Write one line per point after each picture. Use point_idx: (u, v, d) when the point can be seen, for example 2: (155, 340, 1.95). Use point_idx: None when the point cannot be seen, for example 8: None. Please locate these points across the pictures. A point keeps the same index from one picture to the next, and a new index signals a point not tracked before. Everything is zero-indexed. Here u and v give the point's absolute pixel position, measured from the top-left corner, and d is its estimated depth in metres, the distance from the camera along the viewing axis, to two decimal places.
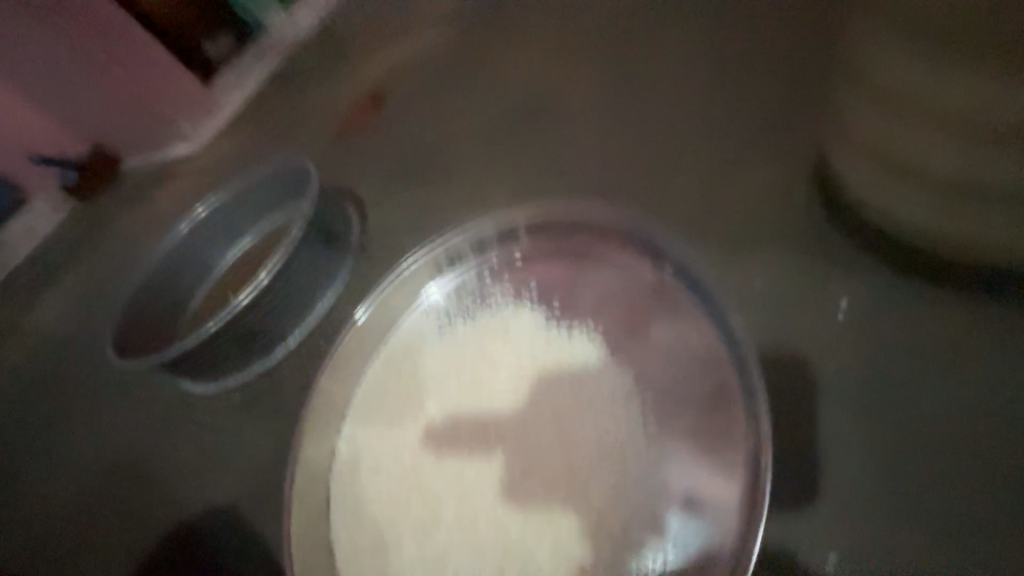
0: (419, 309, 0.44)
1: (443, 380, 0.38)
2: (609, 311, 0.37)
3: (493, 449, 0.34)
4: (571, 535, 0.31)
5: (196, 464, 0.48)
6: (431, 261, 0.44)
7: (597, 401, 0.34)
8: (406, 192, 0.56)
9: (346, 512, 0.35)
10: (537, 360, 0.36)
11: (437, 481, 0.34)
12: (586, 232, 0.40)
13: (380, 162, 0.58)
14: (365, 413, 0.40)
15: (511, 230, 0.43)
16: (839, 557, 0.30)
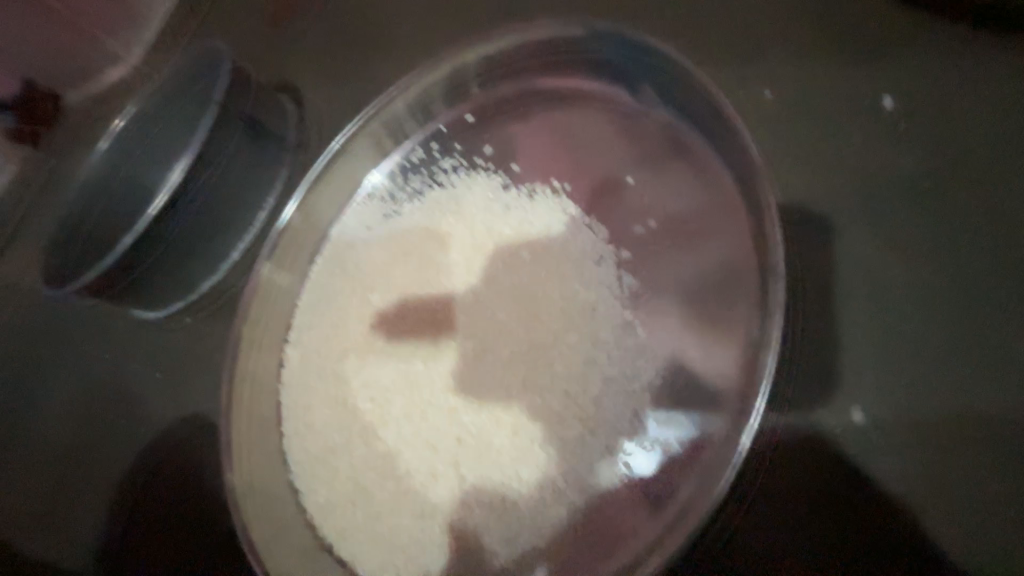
0: (360, 192, 0.36)
1: (388, 273, 0.32)
2: (581, 166, 0.30)
3: (444, 343, 0.29)
4: (542, 427, 0.26)
5: (132, 399, 0.42)
6: (367, 134, 0.35)
7: (567, 276, 0.28)
8: (347, 73, 0.45)
9: (293, 422, 0.31)
10: (496, 237, 0.30)
11: (385, 374, 0.30)
12: (555, 74, 0.32)
13: (313, 38, 0.47)
14: (305, 320, 0.34)
15: (461, 86, 0.34)
16: (866, 411, 0.23)
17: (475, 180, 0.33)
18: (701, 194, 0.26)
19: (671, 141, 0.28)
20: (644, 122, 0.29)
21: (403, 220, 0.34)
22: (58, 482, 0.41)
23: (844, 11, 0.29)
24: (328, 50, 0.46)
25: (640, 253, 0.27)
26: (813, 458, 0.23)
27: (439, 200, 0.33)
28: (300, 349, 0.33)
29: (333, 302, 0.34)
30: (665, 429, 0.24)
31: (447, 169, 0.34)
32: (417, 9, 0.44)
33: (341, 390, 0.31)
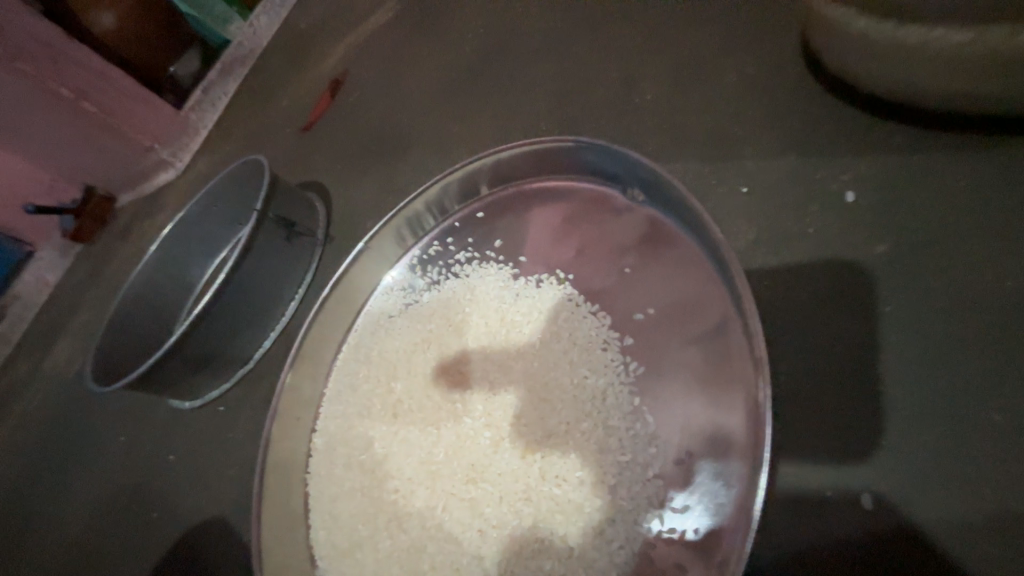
0: (382, 283, 0.39)
1: (411, 361, 0.35)
2: (582, 256, 0.32)
3: (463, 428, 0.30)
4: (561, 512, 0.26)
5: (174, 487, 0.44)
6: (388, 232, 0.39)
7: (575, 358, 0.29)
8: (371, 172, 0.51)
9: (320, 515, 0.32)
10: (508, 324, 0.32)
11: (408, 464, 0.31)
12: (554, 176, 0.35)
13: (341, 145, 0.53)
14: (333, 409, 0.36)
15: (471, 187, 0.38)
16: (873, 493, 0.25)
17: (486, 271, 0.35)
18: (694, 279, 0.28)
19: (663, 231, 0.30)
20: (637, 214, 0.32)
21: (420, 309, 0.37)
22: (107, 568, 0.43)
23: (805, 106, 0.33)
24: (355, 156, 0.52)
25: (642, 336, 0.28)
26: (828, 543, 0.25)
27: (453, 291, 0.36)
28: (326, 438, 0.35)
29: (357, 391, 0.36)
30: (682, 515, 0.24)
31: (460, 261, 0.37)
32: (431, 115, 0.50)
33: (365, 482, 0.32)
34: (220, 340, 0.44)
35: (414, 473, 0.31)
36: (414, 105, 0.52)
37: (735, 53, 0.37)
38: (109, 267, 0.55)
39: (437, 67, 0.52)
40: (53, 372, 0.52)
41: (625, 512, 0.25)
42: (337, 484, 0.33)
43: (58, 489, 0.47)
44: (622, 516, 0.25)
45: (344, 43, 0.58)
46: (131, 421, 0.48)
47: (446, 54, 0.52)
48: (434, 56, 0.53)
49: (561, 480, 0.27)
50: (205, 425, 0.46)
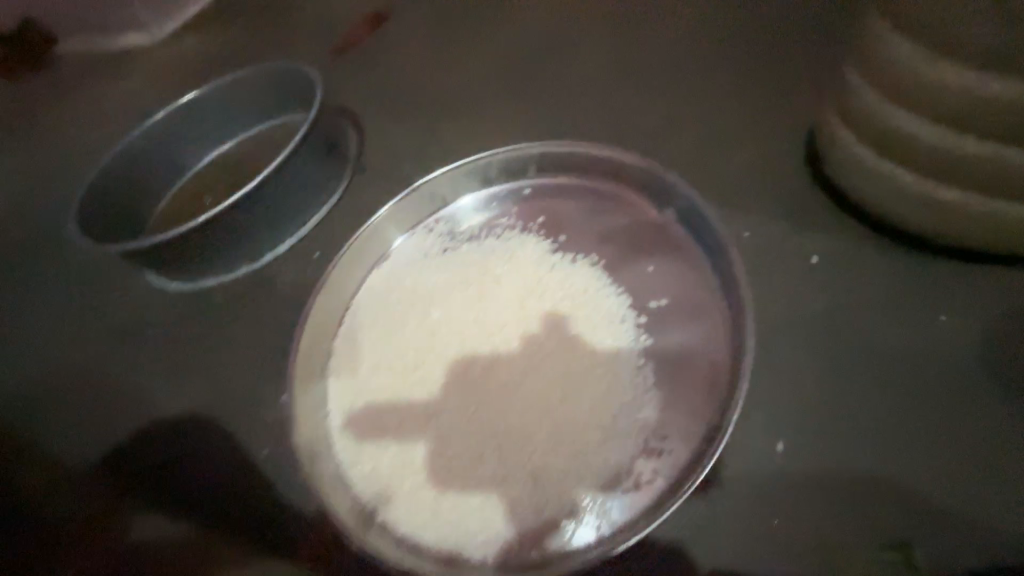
0: (426, 223, 0.45)
1: (447, 298, 0.41)
2: (613, 249, 0.40)
3: (486, 358, 0.37)
4: (562, 438, 0.33)
5: (167, 368, 0.45)
6: (436, 188, 0.45)
7: (592, 324, 0.36)
8: (411, 120, 0.55)
9: (344, 408, 0.37)
10: (541, 286, 0.39)
11: (434, 378, 0.37)
12: (600, 179, 0.42)
13: (383, 84, 0.58)
14: (367, 326, 0.41)
15: (520, 168, 0.44)
16: (786, 445, 0.32)
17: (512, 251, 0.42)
18: (701, 284, 0.36)
19: (681, 243, 0.38)
20: (664, 226, 0.39)
21: (463, 256, 0.43)
22: (100, 434, 0.44)
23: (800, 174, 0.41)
24: (398, 101, 0.57)
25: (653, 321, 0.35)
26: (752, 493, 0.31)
27: (496, 248, 0.42)
28: (355, 340, 0.40)
29: (390, 305, 0.42)
30: (656, 459, 0.31)
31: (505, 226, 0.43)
32: (477, 88, 0.56)
33: (393, 386, 0.37)
34: (245, 227, 0.45)
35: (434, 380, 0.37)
36: (461, 73, 0.57)
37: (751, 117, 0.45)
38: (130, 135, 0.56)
39: (487, 46, 0.59)
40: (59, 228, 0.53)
41: (614, 447, 0.32)
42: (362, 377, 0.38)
43: (48, 348, 0.48)
44: (610, 450, 0.32)
45: None
46: (129, 295, 0.49)
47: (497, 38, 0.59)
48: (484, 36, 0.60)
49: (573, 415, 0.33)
50: (203, 309, 0.47)
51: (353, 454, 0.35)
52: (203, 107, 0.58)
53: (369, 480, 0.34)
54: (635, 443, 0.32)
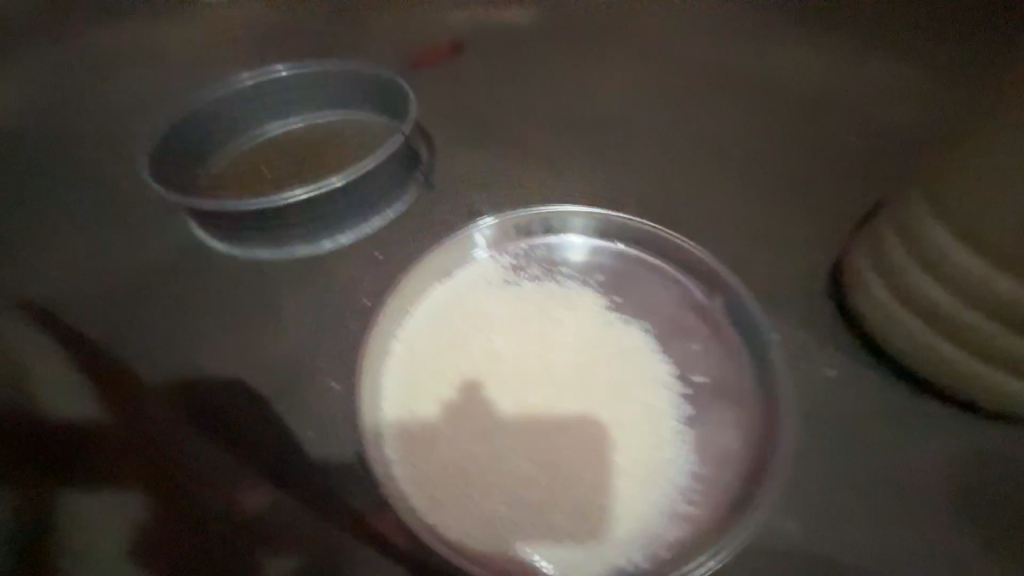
0: (493, 253, 0.49)
1: (509, 330, 0.44)
2: (665, 322, 0.44)
3: (540, 395, 0.41)
4: (602, 482, 0.37)
5: (241, 326, 0.49)
6: (509, 225, 0.49)
7: (640, 387, 0.41)
8: (476, 144, 0.63)
9: (402, 411, 0.40)
10: (598, 340, 0.43)
11: (493, 402, 0.41)
12: (659, 254, 0.47)
13: (456, 111, 0.67)
14: (427, 337, 0.44)
15: (590, 225, 0.48)
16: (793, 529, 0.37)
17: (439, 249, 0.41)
18: (739, 370, 0.41)
19: (727, 329, 0.43)
20: (714, 311, 0.44)
21: (526, 295, 0.46)
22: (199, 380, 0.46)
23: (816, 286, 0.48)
24: (467, 129, 0.65)
25: (693, 396, 0.40)
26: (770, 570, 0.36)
27: (558, 294, 0.46)
28: (415, 349, 0.43)
29: (449, 324, 0.45)
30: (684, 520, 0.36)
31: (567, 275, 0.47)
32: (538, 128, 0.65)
33: (453, 402, 0.41)
34: (332, 212, 0.51)
35: (489, 402, 0.41)
36: (523, 112, 0.67)
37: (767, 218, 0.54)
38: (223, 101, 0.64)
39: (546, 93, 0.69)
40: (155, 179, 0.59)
41: (647, 501, 0.37)
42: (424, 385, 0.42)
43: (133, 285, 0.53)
44: (644, 503, 0.36)
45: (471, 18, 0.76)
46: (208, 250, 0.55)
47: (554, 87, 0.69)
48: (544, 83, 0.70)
49: (617, 466, 0.38)
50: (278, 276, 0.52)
51: (410, 455, 0.39)
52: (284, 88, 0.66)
53: (423, 483, 0.37)
54: (667, 504, 0.36)
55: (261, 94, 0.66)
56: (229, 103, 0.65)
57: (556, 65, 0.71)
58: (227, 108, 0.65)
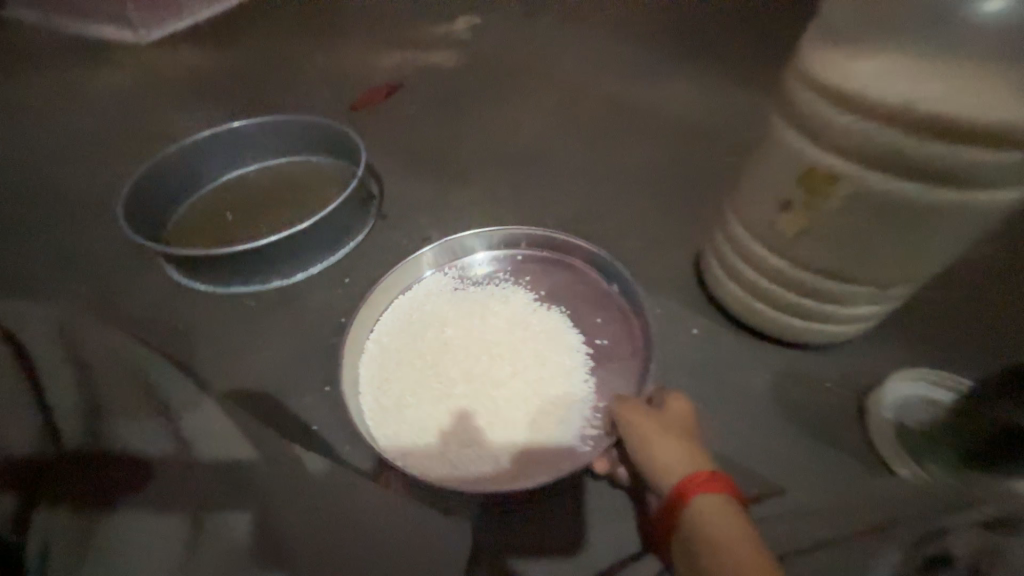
0: (442, 270, 0.61)
1: (458, 324, 0.57)
2: (575, 304, 0.59)
3: (489, 370, 0.53)
4: (535, 422, 0.50)
5: (241, 351, 0.59)
6: (448, 245, 0.61)
7: (559, 353, 0.54)
8: (417, 173, 0.77)
9: (379, 395, 0.52)
10: (528, 323, 0.57)
11: (450, 377, 0.53)
12: (566, 253, 0.62)
13: (399, 147, 0.81)
14: (393, 337, 0.56)
15: (515, 240, 0.62)
16: None
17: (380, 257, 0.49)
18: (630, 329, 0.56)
19: (619, 301, 0.58)
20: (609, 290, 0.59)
21: (469, 296, 0.59)
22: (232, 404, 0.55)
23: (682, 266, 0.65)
24: (408, 163, 0.78)
25: (598, 352, 0.55)
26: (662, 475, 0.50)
27: (495, 292, 0.59)
28: (385, 345, 0.55)
29: (412, 324, 0.57)
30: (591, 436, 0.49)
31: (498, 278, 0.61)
32: (469, 156, 0.79)
33: (418, 375, 0.53)
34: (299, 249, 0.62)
35: (448, 378, 0.53)
36: (454, 143, 0.81)
37: (648, 216, 0.71)
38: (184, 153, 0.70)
39: (470, 124, 0.84)
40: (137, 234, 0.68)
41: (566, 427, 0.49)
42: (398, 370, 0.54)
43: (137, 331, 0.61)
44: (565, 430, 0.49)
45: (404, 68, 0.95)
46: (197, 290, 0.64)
47: (477, 119, 0.85)
48: (470, 116, 0.85)
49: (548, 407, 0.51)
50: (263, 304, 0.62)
51: (387, 423, 0.50)
52: (234, 138, 0.73)
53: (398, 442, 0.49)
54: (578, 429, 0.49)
55: (216, 145, 0.73)
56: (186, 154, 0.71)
57: (475, 105, 0.87)
58: (183, 161, 0.71)
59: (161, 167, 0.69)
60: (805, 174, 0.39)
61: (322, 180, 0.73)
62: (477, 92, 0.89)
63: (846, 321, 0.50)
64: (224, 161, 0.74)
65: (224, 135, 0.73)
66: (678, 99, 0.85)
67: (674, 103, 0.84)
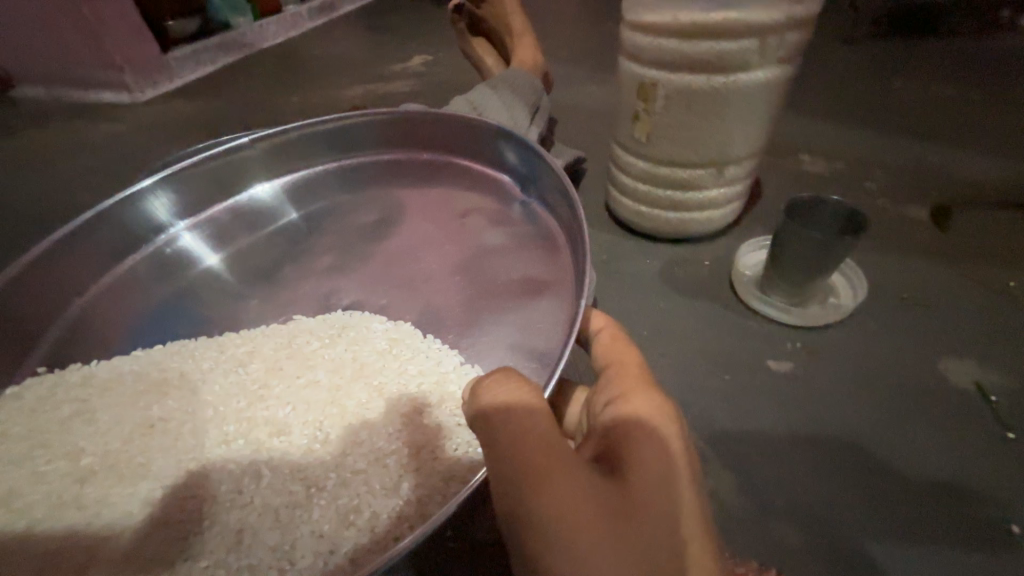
0: (373, 227, 0.74)
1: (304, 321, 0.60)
2: (406, 227, 0.74)
3: (361, 400, 0.52)
4: (375, 456, 0.48)
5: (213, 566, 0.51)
6: (391, 160, 0.81)
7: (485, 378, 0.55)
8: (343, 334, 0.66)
9: (196, 247, 0.73)
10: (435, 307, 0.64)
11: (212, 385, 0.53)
12: (582, 260, 0.57)
13: (298, 294, 0.67)
14: (205, 195, 0.75)
15: (521, 177, 0.72)
16: None
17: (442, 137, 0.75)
18: (549, 246, 0.65)
19: (568, 205, 0.62)
20: (496, 192, 0.74)
21: (316, 131, 0.77)
22: None
23: None
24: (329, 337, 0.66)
25: (519, 283, 0.63)
26: None
27: (297, 197, 0.79)
28: (241, 214, 0.77)
29: (308, 201, 0.79)
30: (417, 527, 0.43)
31: (546, 197, 0.67)
32: (360, 352, 0.57)
33: (169, 390, 0.52)
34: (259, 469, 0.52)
35: (247, 342, 0.58)
36: (347, 345, 0.58)
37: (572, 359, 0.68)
38: (210, 195, 0.75)
39: (417, 286, 0.66)
40: (128, 387, 0.53)
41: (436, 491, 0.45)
42: (143, 366, 0.54)
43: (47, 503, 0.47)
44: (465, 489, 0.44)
45: (381, 197, 0.78)
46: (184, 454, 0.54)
47: (418, 265, 0.69)
48: (396, 232, 0.73)
49: (428, 395, 0.53)
50: None
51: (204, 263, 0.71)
52: (203, 300, 0.67)
53: (133, 420, 0.50)
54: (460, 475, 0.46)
55: (192, 185, 0.73)
56: (145, 200, 0.69)
57: (423, 236, 0.72)
58: (186, 315, 0.65)
59: (181, 310, 0.66)
60: (639, 86, 0.82)
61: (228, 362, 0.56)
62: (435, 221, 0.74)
63: (718, 207, 0.96)
64: (211, 243, 0.73)
65: (192, 248, 0.72)
66: (738, 147, 0.84)
67: (722, 164, 0.87)
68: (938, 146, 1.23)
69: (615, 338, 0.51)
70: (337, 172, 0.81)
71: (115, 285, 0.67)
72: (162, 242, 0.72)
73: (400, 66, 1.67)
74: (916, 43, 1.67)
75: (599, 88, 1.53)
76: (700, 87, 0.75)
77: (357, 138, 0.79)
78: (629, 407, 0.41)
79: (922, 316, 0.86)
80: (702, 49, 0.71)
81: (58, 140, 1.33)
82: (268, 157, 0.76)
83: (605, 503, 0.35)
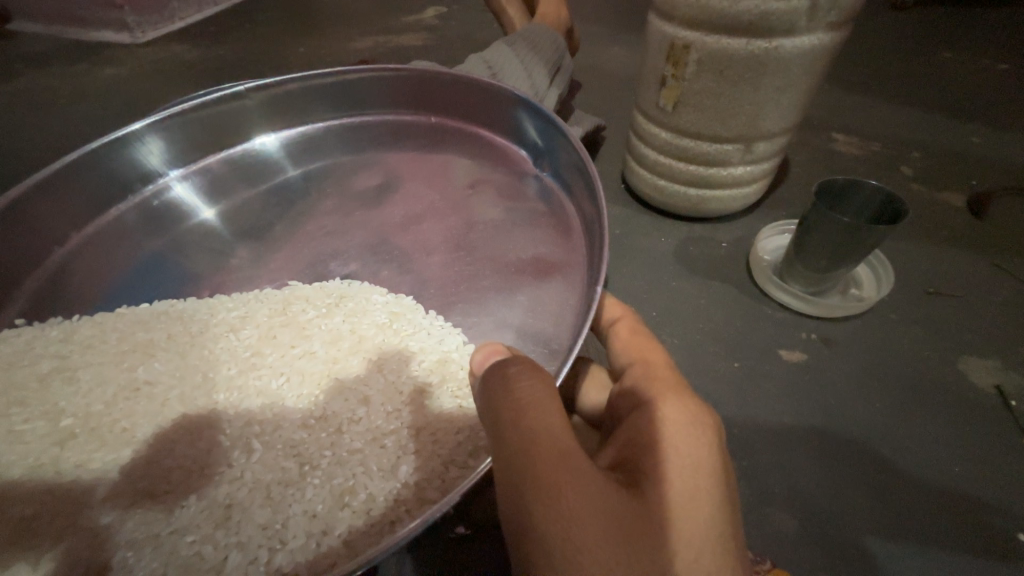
0: (378, 193, 0.69)
1: (301, 289, 0.57)
2: (408, 195, 0.69)
3: (355, 375, 0.50)
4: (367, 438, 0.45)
5: None
6: (397, 120, 0.75)
7: None
8: None
9: (186, 200, 0.68)
10: (440, 279, 0.60)
11: (203, 353, 0.50)
12: (598, 243, 0.53)
13: (294, 259, 0.63)
14: (198, 144, 0.69)
15: (536, 148, 0.66)
16: None
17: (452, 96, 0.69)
18: (563, 228, 0.60)
19: (584, 182, 0.57)
20: (509, 161, 0.69)
21: (321, 84, 0.70)
22: None
23: None
24: None
25: (529, 262, 0.59)
26: None
27: (296, 154, 0.74)
28: (235, 168, 0.72)
29: (307, 159, 0.73)
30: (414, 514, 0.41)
31: (562, 169, 0.61)
32: (356, 325, 0.54)
33: (157, 353, 0.50)
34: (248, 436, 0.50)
35: (241, 308, 0.54)
36: (343, 316, 0.54)
37: None
38: (201, 145, 0.70)
39: (420, 258, 0.62)
40: (112, 349, 0.50)
41: (437, 478, 0.43)
42: (127, 326, 0.52)
43: None
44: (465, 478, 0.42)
45: (383, 159, 0.73)
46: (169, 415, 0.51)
47: (422, 235, 0.64)
48: (400, 198, 0.69)
49: (430, 374, 0.50)
50: None
51: (195, 218, 0.67)
52: (193, 259, 0.63)
53: (118, 384, 0.48)
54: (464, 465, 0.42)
55: (182, 132, 0.67)
56: (132, 145, 0.64)
57: (431, 203, 0.68)
58: (176, 274, 0.62)
59: (168, 268, 0.62)
60: (669, 48, 0.74)
61: (217, 327, 0.53)
62: (441, 188, 0.69)
63: (742, 186, 0.90)
64: (204, 195, 0.69)
65: (183, 199, 0.68)
66: (772, 122, 0.77)
67: (754, 139, 0.80)
68: (986, 128, 1.14)
69: (635, 331, 0.47)
70: (337, 130, 0.75)
71: (99, 235, 0.63)
72: (151, 192, 0.67)
73: (413, 17, 1.56)
74: (971, 12, 1.52)
75: (623, 49, 1.43)
76: (739, 52, 0.68)
77: (360, 94, 0.72)
78: (656, 412, 0.38)
79: (950, 312, 0.81)
80: (746, 8, 0.63)
81: (52, 81, 1.26)
82: (263, 108, 0.71)
83: (621, 516, 0.32)
